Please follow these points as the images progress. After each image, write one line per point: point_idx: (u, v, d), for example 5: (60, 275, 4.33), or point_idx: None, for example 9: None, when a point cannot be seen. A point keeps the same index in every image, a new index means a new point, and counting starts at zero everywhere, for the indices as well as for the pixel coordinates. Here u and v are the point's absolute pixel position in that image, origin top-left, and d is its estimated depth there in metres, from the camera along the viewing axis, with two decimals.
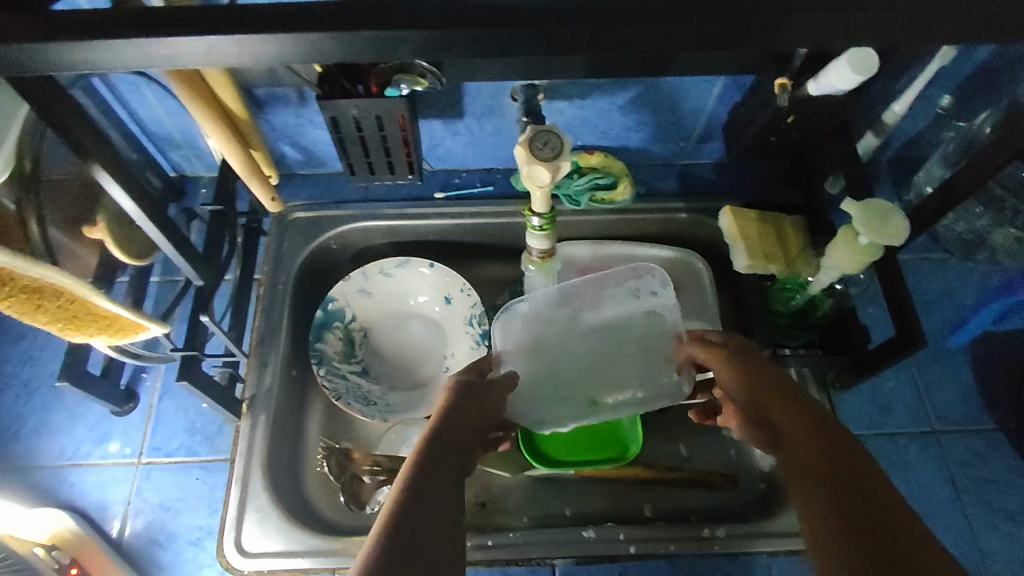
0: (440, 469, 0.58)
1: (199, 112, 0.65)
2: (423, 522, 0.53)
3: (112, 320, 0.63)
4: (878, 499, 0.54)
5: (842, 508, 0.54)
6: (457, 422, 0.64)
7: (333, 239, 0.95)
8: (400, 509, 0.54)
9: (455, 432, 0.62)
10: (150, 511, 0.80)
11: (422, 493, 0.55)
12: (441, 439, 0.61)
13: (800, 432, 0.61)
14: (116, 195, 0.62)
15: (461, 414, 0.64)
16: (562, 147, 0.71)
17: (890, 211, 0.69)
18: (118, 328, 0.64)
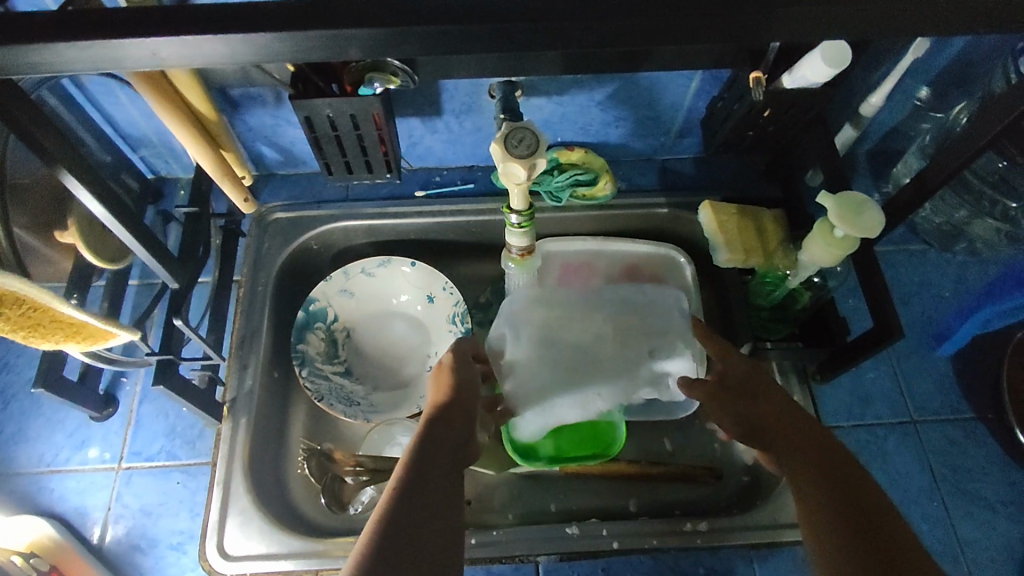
0: (432, 467, 0.58)
1: (167, 113, 0.65)
2: (416, 521, 0.53)
3: (78, 324, 0.61)
4: (866, 496, 0.54)
5: (830, 503, 0.54)
6: (447, 419, 0.64)
7: (313, 239, 0.95)
8: (394, 508, 0.54)
9: (444, 430, 0.62)
10: (130, 516, 0.79)
11: (414, 492, 0.55)
12: (432, 437, 0.61)
13: (790, 429, 0.62)
14: (84, 199, 0.61)
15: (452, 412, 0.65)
16: (537, 144, 0.70)
17: (864, 204, 0.69)
18: (88, 333, 0.63)
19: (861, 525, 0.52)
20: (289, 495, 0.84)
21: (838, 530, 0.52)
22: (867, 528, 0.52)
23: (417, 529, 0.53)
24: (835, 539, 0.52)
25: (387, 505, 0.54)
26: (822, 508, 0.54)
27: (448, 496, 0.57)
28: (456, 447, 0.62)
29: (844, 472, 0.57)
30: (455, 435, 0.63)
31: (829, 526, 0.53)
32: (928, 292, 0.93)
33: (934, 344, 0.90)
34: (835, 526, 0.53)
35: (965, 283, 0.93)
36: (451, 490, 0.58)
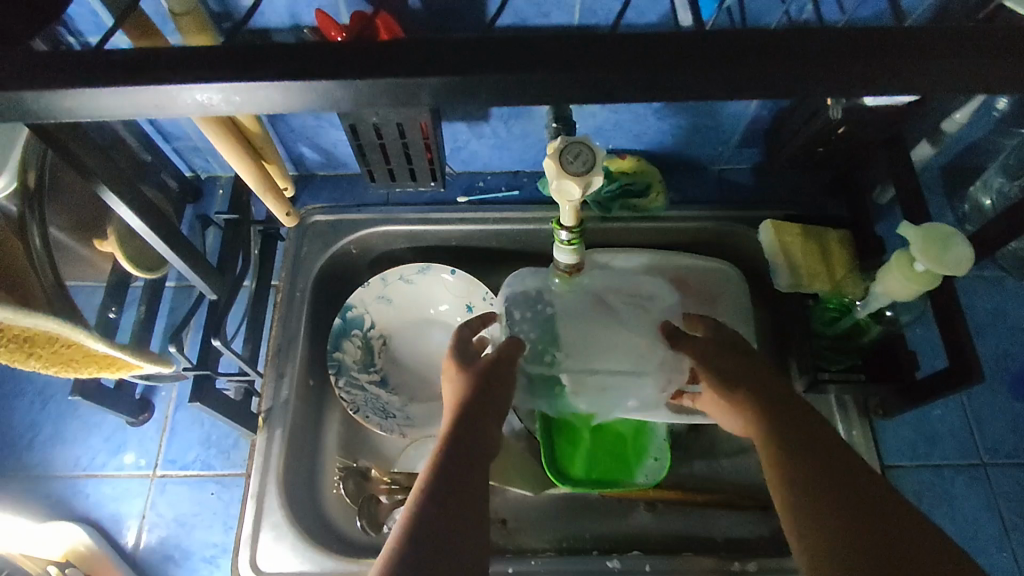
0: (461, 464, 0.56)
1: (208, 125, 0.62)
2: (448, 525, 0.51)
3: (108, 360, 0.60)
4: (875, 506, 0.51)
5: (834, 511, 0.51)
6: (472, 411, 0.61)
7: (352, 244, 0.92)
8: (425, 515, 0.51)
9: (473, 423, 0.60)
10: (165, 526, 0.78)
11: (445, 496, 0.52)
12: (460, 430, 0.59)
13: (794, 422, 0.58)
14: (123, 213, 0.59)
15: (479, 402, 0.62)
16: (594, 160, 0.66)
17: (951, 237, 0.63)
18: (121, 362, 0.61)
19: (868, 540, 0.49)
20: (323, 510, 0.82)
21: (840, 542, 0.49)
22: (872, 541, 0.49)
23: (452, 534, 0.50)
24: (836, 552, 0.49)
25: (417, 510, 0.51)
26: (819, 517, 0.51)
27: (481, 493, 0.54)
28: (485, 441, 0.59)
29: (847, 478, 0.53)
30: (483, 426, 0.60)
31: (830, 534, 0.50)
32: (1003, 322, 0.86)
33: (1008, 379, 0.84)
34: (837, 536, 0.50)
35: None
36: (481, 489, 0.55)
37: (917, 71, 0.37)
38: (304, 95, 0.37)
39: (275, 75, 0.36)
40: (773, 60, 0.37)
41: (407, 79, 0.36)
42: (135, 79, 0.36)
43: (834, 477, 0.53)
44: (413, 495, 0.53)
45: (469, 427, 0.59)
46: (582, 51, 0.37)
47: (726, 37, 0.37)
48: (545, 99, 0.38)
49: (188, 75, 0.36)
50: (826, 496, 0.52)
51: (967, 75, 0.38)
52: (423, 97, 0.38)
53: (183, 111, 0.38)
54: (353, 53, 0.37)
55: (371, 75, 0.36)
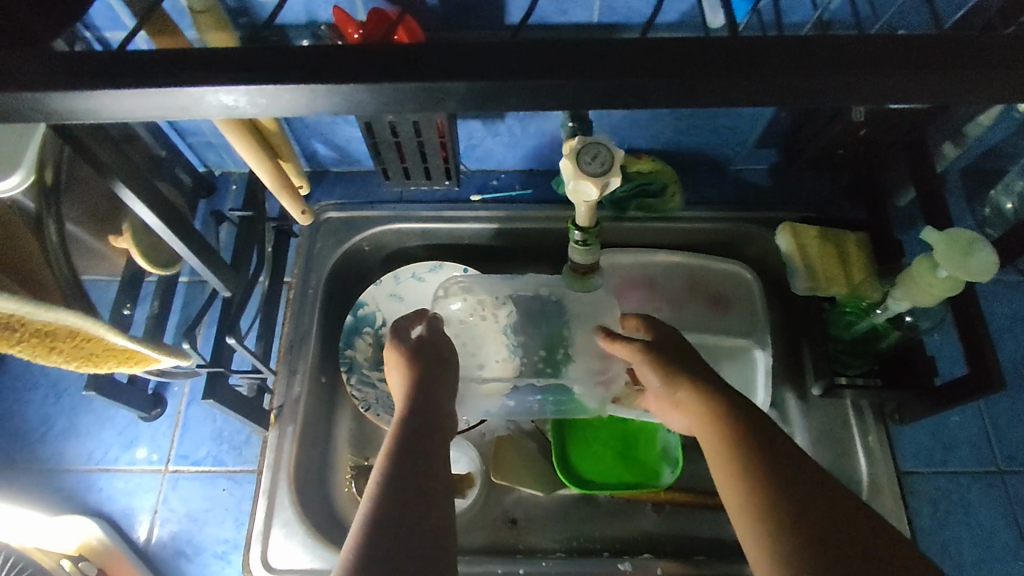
0: (414, 455, 0.54)
1: (226, 124, 0.62)
2: (406, 522, 0.49)
3: (129, 355, 0.60)
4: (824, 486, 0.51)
5: (780, 492, 0.51)
6: (421, 399, 0.60)
7: (365, 241, 0.91)
8: (381, 515, 0.49)
9: (421, 412, 0.59)
10: (176, 521, 0.78)
11: (401, 494, 0.51)
12: (407, 420, 0.58)
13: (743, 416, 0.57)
14: (140, 211, 0.59)
15: (425, 389, 0.61)
16: (612, 161, 0.65)
17: (976, 243, 0.62)
18: (137, 359, 0.61)
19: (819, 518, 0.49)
20: (334, 509, 0.82)
21: (789, 519, 0.49)
22: (822, 518, 0.49)
23: (412, 530, 0.49)
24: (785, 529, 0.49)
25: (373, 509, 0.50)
26: (766, 493, 0.51)
27: (438, 484, 0.53)
28: (435, 429, 0.58)
29: (798, 462, 0.53)
30: (432, 412, 0.59)
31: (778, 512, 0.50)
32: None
33: None
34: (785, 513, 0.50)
35: None
36: (437, 482, 0.53)
37: (953, 78, 0.36)
38: (327, 98, 0.37)
39: (299, 77, 0.36)
40: (803, 67, 0.36)
41: (431, 83, 0.36)
42: (157, 80, 0.36)
43: (780, 458, 0.53)
44: (367, 492, 0.51)
45: (416, 415, 0.58)
46: (608, 54, 0.37)
47: (756, 43, 0.37)
48: (569, 105, 0.38)
49: (209, 76, 0.36)
50: (773, 475, 0.52)
51: (1004, 82, 0.37)
52: (449, 103, 0.37)
53: (205, 112, 0.37)
54: (378, 55, 0.36)
55: (395, 78, 0.36)
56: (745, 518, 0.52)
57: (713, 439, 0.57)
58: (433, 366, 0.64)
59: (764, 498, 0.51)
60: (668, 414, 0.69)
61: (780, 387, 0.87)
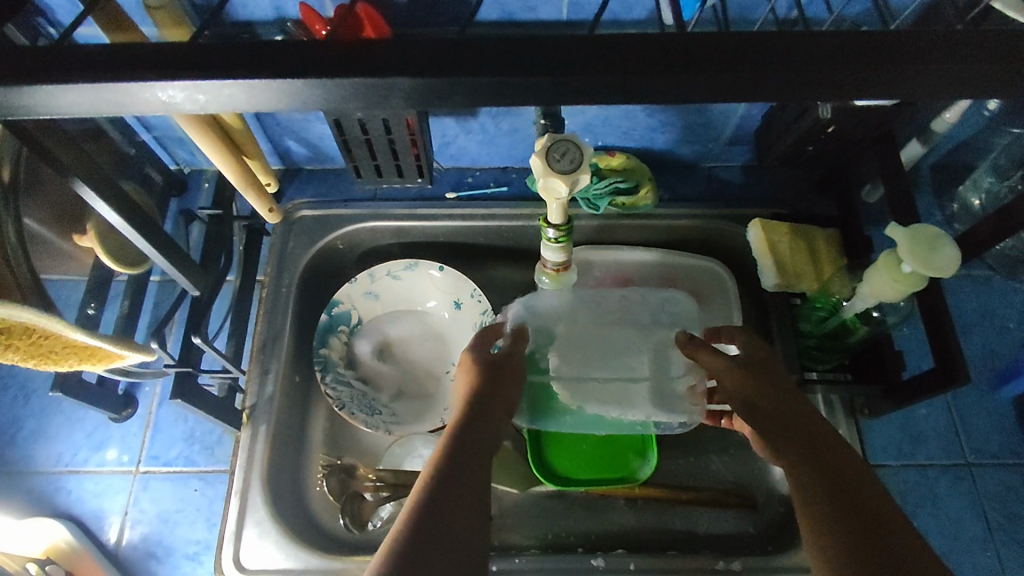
0: (464, 458, 0.55)
1: (189, 123, 0.61)
2: (446, 520, 0.50)
3: (92, 352, 0.59)
4: (875, 509, 0.51)
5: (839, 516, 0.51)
6: (480, 406, 0.60)
7: (339, 239, 0.91)
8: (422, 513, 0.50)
9: (478, 418, 0.59)
10: (148, 522, 0.78)
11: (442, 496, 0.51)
12: (465, 425, 0.58)
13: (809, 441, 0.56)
14: (102, 210, 0.58)
15: (487, 399, 0.61)
16: (581, 159, 0.65)
17: (940, 240, 0.63)
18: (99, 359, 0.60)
19: (868, 547, 0.49)
20: (307, 508, 0.81)
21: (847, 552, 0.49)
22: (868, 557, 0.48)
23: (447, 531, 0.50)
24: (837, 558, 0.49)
25: (418, 506, 0.50)
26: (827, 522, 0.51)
27: (481, 490, 0.54)
28: (490, 437, 0.59)
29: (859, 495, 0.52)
30: (488, 421, 0.59)
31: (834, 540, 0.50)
32: (990, 323, 0.86)
33: (994, 380, 0.84)
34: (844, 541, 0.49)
35: None
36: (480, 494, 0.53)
37: (903, 73, 0.37)
38: (279, 95, 0.36)
39: (249, 74, 0.35)
40: (754, 63, 0.36)
41: (381, 76, 0.36)
42: (106, 75, 0.35)
43: (839, 481, 0.53)
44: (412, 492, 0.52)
45: (474, 424, 0.58)
46: (561, 50, 0.37)
47: (707, 39, 0.37)
48: (522, 103, 0.38)
49: (155, 73, 0.35)
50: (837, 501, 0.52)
51: (952, 80, 0.37)
52: (403, 99, 0.37)
53: (156, 109, 0.37)
54: (329, 51, 0.36)
55: (345, 73, 0.36)
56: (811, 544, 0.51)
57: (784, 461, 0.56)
58: (499, 376, 0.64)
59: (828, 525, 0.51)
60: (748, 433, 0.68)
61: None
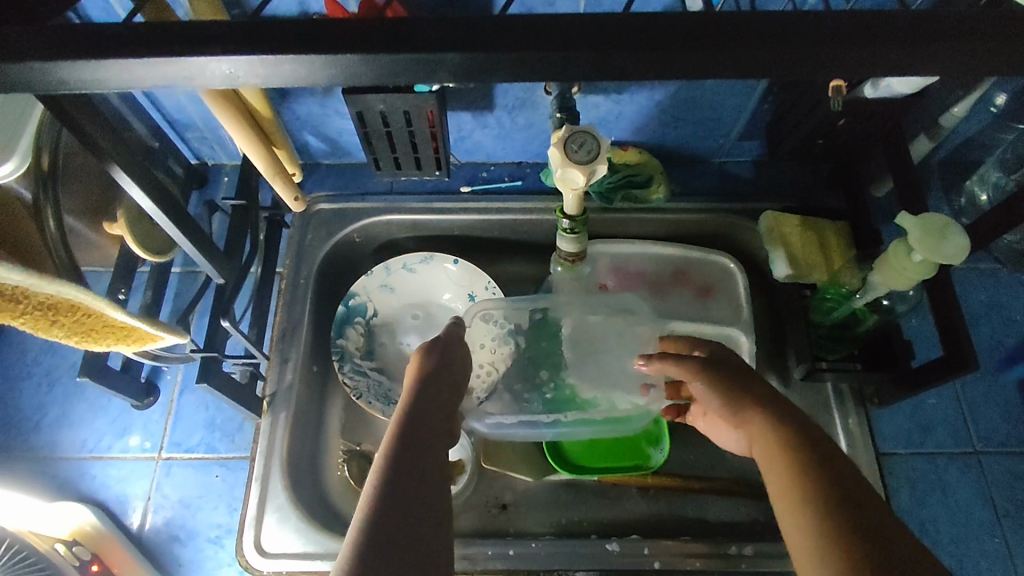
0: (419, 436, 0.55)
1: (220, 111, 0.63)
2: (407, 497, 0.50)
3: (128, 331, 0.61)
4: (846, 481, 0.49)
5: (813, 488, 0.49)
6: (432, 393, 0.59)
7: (356, 232, 0.92)
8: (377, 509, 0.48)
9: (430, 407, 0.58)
10: (170, 507, 0.79)
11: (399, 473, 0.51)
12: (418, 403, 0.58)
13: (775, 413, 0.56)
14: (135, 195, 0.59)
15: (441, 381, 0.61)
16: (599, 149, 0.67)
17: (949, 228, 0.64)
18: (133, 338, 0.62)
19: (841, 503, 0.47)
20: (325, 493, 0.83)
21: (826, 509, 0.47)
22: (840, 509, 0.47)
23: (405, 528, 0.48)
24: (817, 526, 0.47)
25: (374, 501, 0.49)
26: (804, 494, 0.49)
27: (436, 481, 0.52)
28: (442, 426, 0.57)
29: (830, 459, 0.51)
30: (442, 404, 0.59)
31: (811, 510, 0.48)
32: (998, 315, 0.87)
33: (1002, 370, 0.85)
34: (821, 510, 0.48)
35: None
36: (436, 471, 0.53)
37: (921, 52, 0.38)
38: (321, 71, 0.38)
39: (295, 52, 0.37)
40: (777, 41, 0.38)
41: (418, 56, 0.37)
42: (157, 52, 0.37)
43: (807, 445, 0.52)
44: (366, 484, 0.51)
45: (426, 411, 0.57)
46: (589, 33, 0.38)
47: (730, 19, 0.39)
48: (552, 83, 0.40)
49: (205, 53, 0.37)
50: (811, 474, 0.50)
51: (967, 61, 0.39)
52: (441, 75, 0.39)
53: (203, 87, 0.39)
54: (368, 35, 0.38)
55: (385, 54, 0.37)
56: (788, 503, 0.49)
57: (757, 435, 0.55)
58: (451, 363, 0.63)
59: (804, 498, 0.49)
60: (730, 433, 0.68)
61: (764, 373, 0.90)
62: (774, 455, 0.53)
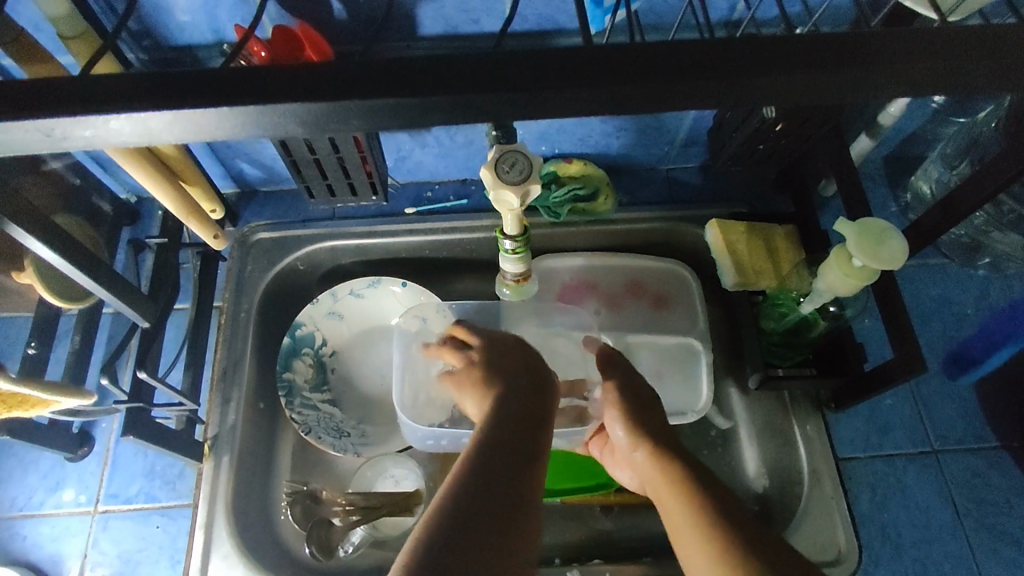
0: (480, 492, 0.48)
1: (124, 156, 0.62)
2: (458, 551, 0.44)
3: (21, 399, 0.57)
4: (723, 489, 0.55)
5: (712, 514, 0.52)
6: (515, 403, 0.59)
7: (299, 260, 0.89)
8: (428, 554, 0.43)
9: (506, 421, 0.56)
10: (109, 563, 0.75)
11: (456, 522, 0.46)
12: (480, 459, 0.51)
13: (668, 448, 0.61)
14: (36, 248, 0.55)
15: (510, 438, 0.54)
16: (530, 169, 0.65)
17: (888, 233, 0.64)
18: (29, 404, 0.58)
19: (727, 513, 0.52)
20: (276, 534, 0.80)
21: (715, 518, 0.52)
22: (732, 518, 0.51)
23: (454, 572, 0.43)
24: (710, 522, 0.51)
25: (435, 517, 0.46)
26: (678, 498, 0.55)
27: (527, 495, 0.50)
28: (524, 438, 0.55)
29: (720, 487, 0.55)
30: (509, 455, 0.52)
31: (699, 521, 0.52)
32: (949, 311, 0.87)
33: (956, 368, 0.85)
34: (715, 531, 0.51)
35: (987, 298, 0.88)
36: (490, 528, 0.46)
37: (829, 78, 0.37)
38: (192, 119, 0.36)
39: (162, 102, 0.35)
40: (675, 71, 0.36)
41: (291, 99, 0.35)
42: (7, 113, 0.34)
43: (693, 470, 0.57)
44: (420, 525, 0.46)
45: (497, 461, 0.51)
46: (481, 66, 0.36)
47: (629, 49, 0.37)
48: (444, 120, 0.37)
49: (58, 108, 0.34)
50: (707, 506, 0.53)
51: (881, 77, 0.37)
52: (320, 117, 0.37)
53: (72, 144, 0.36)
54: (239, 80, 0.35)
55: (256, 101, 0.35)
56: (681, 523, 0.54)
57: (655, 463, 0.60)
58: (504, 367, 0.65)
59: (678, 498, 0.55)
60: (621, 466, 0.72)
61: (721, 382, 0.89)
62: (670, 479, 0.57)
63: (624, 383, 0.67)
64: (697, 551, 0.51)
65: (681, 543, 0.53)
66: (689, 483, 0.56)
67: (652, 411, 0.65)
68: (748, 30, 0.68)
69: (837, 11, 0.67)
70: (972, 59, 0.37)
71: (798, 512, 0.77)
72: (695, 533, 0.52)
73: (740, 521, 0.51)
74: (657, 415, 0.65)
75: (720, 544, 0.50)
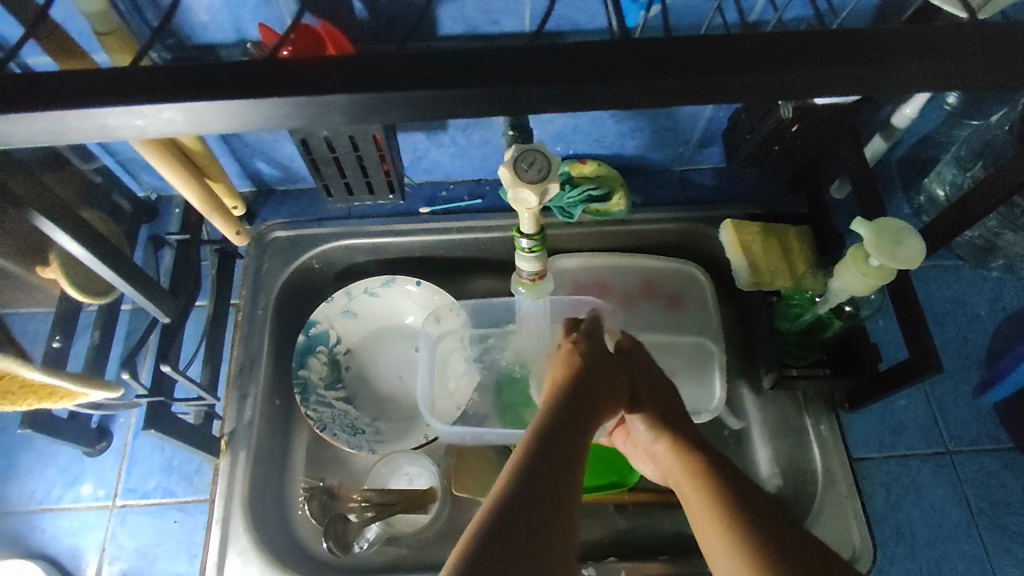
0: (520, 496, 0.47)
1: (149, 152, 0.63)
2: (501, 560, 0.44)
3: (47, 389, 0.58)
4: (748, 484, 0.54)
5: (739, 512, 0.52)
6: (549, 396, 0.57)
7: (315, 259, 0.90)
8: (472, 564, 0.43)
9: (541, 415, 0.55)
10: (126, 557, 0.76)
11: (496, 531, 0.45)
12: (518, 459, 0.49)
13: (691, 441, 0.60)
14: (63, 241, 0.56)
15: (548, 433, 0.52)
16: (549, 167, 0.65)
17: (905, 232, 0.64)
18: (56, 394, 0.59)
19: (756, 511, 0.52)
20: (291, 530, 0.80)
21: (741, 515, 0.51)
22: (759, 516, 0.51)
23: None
24: (736, 520, 0.51)
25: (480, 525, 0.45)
26: (702, 492, 0.55)
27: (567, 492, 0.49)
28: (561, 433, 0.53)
29: (743, 479, 0.55)
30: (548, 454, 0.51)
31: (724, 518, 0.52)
32: (964, 312, 0.87)
33: (970, 369, 0.85)
34: (740, 528, 0.50)
35: (1001, 300, 0.88)
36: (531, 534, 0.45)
37: (854, 75, 0.37)
38: (227, 111, 0.36)
39: (200, 95, 0.35)
40: (701, 67, 0.37)
41: (326, 93, 0.36)
42: (50, 105, 0.35)
43: (718, 464, 0.57)
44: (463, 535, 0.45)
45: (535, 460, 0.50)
46: (511, 62, 0.37)
47: (657, 45, 0.37)
48: (475, 113, 0.38)
49: (97, 100, 0.35)
50: (734, 504, 0.52)
51: (907, 74, 0.37)
52: (354, 110, 0.37)
53: (110, 136, 0.37)
54: (275, 74, 0.36)
55: (292, 94, 0.36)
56: (702, 518, 0.54)
57: (677, 457, 0.59)
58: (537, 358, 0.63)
59: (701, 494, 0.55)
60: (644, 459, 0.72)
61: (735, 382, 0.89)
62: (694, 473, 0.57)
63: (643, 375, 0.66)
64: (720, 547, 0.51)
65: (705, 540, 0.53)
66: (714, 478, 0.55)
67: (673, 404, 0.64)
68: (766, 30, 0.68)
69: (857, 12, 0.67)
70: (998, 56, 0.37)
71: (813, 511, 0.77)
72: (721, 531, 0.52)
73: (766, 519, 0.51)
74: (678, 408, 0.64)
75: (749, 543, 0.49)
